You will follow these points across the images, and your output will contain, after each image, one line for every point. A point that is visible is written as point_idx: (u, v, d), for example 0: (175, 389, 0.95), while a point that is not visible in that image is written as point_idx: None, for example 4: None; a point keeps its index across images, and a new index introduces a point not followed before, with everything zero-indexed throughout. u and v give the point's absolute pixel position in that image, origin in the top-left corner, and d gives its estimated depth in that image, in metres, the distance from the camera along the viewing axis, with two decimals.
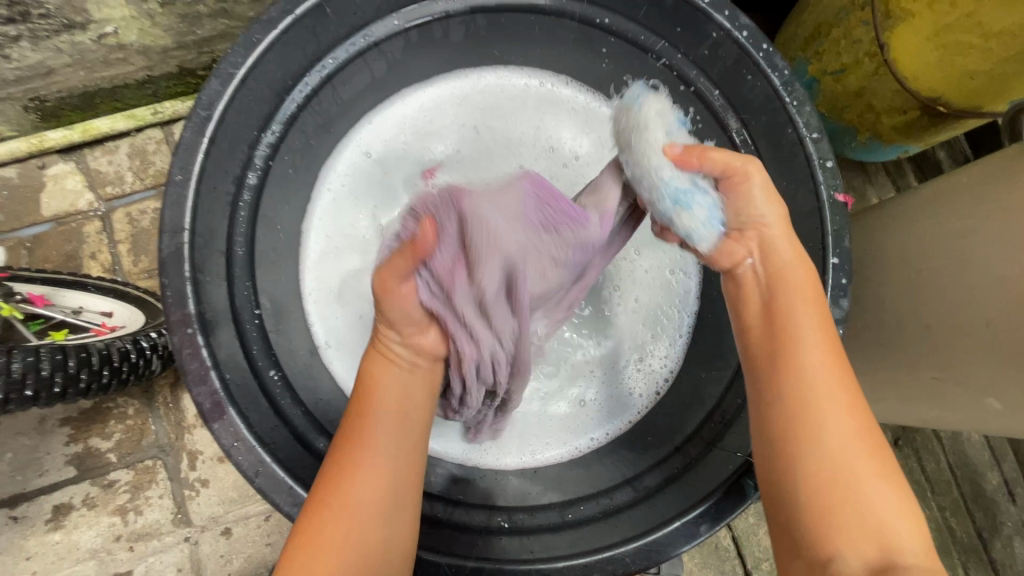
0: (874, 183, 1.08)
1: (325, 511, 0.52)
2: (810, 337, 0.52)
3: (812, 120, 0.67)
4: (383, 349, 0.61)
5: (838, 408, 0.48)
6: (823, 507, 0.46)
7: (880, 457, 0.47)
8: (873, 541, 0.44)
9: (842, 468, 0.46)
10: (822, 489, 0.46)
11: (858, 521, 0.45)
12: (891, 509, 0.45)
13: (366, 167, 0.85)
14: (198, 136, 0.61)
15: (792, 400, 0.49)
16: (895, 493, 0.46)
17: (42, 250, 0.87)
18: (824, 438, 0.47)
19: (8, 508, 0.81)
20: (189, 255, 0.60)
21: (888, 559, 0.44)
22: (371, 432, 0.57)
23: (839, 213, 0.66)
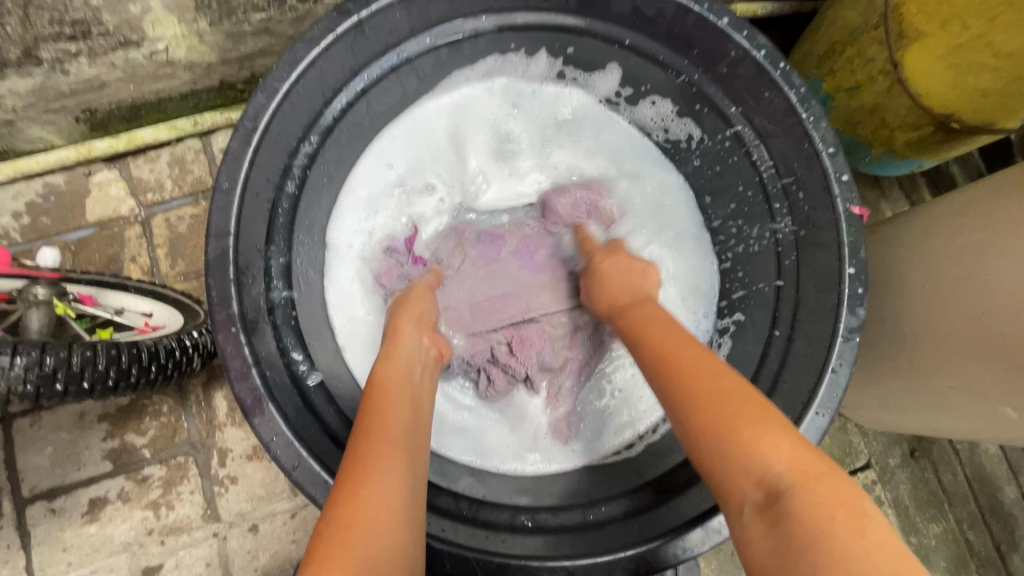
0: (888, 198, 1.10)
1: (355, 506, 0.47)
2: (662, 327, 0.60)
3: (829, 134, 0.69)
4: (393, 345, 0.67)
5: (719, 385, 0.50)
6: (712, 442, 0.47)
7: (756, 407, 0.48)
8: (749, 477, 0.44)
9: (694, 379, 0.52)
10: (701, 415, 0.49)
11: (740, 441, 0.46)
12: (772, 440, 0.45)
13: (388, 178, 0.88)
14: (244, 146, 0.64)
15: (679, 374, 0.53)
16: (767, 426, 0.46)
17: (85, 253, 0.91)
18: (677, 363, 0.54)
19: (47, 500, 0.84)
20: (233, 258, 0.64)
21: (775, 493, 0.42)
22: (391, 425, 0.56)
23: (855, 225, 0.68)
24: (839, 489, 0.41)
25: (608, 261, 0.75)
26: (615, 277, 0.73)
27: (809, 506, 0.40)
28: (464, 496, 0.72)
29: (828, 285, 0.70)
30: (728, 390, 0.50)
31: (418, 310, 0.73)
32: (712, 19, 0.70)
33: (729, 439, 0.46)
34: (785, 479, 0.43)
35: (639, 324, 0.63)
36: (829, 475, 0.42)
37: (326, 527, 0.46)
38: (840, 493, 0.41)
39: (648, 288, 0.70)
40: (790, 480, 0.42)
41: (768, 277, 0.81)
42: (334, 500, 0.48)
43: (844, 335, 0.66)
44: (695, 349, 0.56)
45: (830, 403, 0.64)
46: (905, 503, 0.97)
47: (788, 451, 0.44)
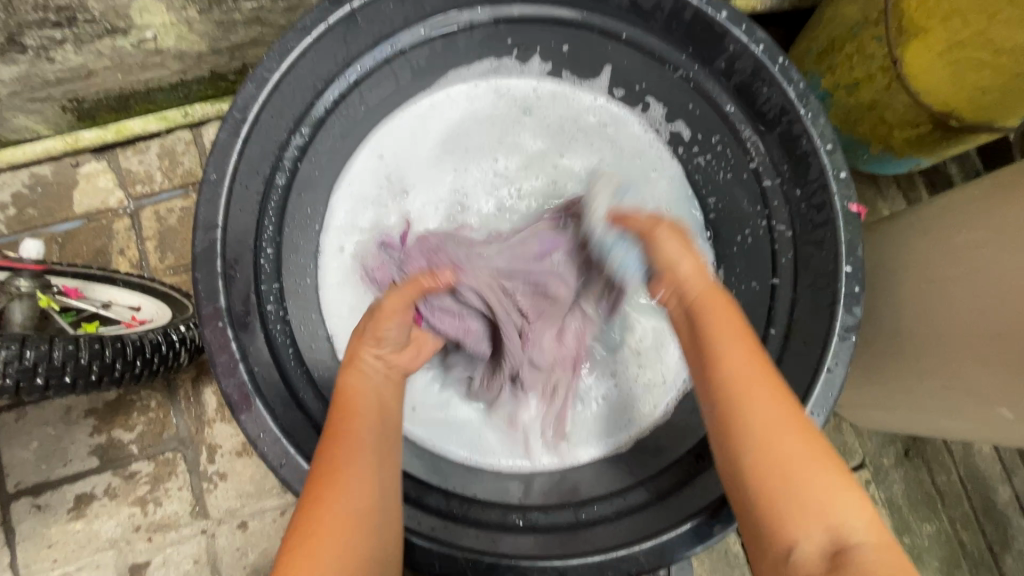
0: (886, 197, 1.10)
1: (321, 513, 0.47)
2: (731, 333, 0.54)
3: (827, 130, 0.68)
4: (370, 332, 0.62)
5: (780, 417, 0.48)
6: (773, 492, 0.46)
7: (832, 474, 0.46)
8: (819, 530, 0.44)
9: (775, 445, 0.47)
10: (770, 465, 0.47)
11: (824, 503, 0.44)
12: (846, 498, 0.44)
13: (385, 170, 0.87)
14: (233, 137, 0.63)
15: (738, 399, 0.50)
16: (841, 488, 0.45)
17: (73, 245, 0.90)
18: (751, 410, 0.49)
19: (32, 496, 0.83)
20: (221, 252, 0.62)
21: (839, 550, 0.43)
22: (359, 429, 0.55)
23: (853, 223, 0.67)
24: (897, 556, 0.42)
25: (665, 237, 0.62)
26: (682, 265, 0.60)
27: (880, 571, 0.41)
28: (455, 494, 0.71)
29: (825, 284, 0.69)
30: (807, 448, 0.47)
31: (412, 306, 0.66)
32: (709, 13, 0.69)
33: (789, 483, 0.45)
34: (857, 545, 0.43)
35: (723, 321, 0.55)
36: (891, 547, 0.43)
37: (290, 536, 0.46)
38: (900, 558, 0.42)
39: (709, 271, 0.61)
40: (863, 548, 0.42)
41: (764, 274, 0.80)
42: (300, 505, 0.48)
43: (840, 333, 0.65)
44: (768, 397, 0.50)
45: (825, 402, 0.64)
46: (899, 503, 0.97)
47: (859, 511, 0.44)
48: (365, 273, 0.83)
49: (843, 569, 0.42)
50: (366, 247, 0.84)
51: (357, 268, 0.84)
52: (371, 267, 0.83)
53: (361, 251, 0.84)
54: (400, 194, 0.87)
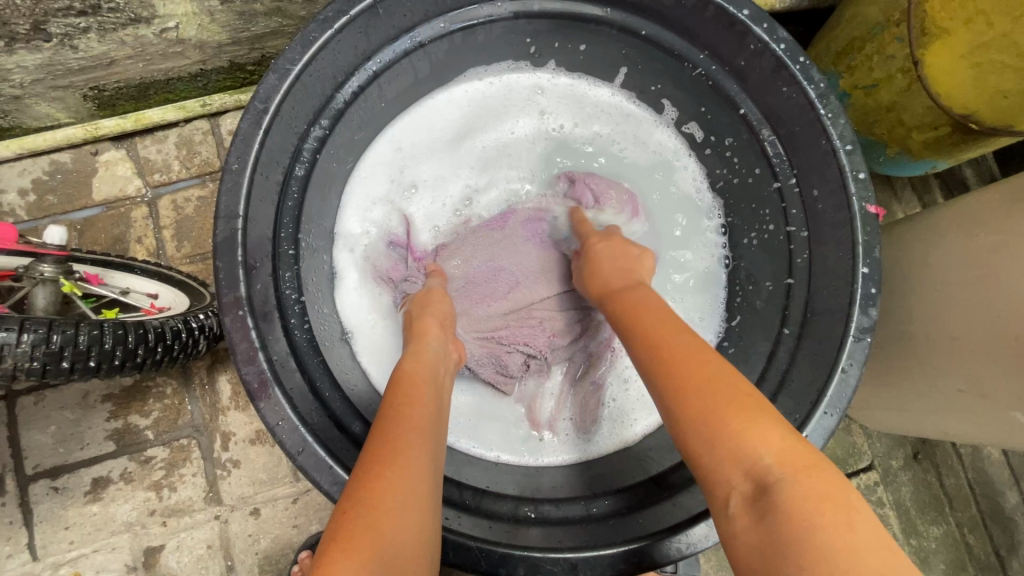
0: (900, 199, 1.09)
1: (381, 487, 0.48)
2: (671, 332, 0.54)
3: (847, 131, 0.68)
4: (419, 341, 0.68)
5: (713, 363, 0.50)
6: (696, 423, 0.47)
7: (747, 403, 0.47)
8: (739, 469, 0.44)
9: (704, 386, 0.49)
10: (686, 399, 0.48)
11: (740, 434, 0.45)
12: (763, 433, 0.45)
13: (398, 165, 0.88)
14: (254, 127, 0.64)
15: (656, 355, 0.53)
16: (762, 421, 0.45)
17: (91, 232, 0.91)
18: (679, 370, 0.51)
19: (50, 478, 0.84)
20: (242, 241, 0.63)
21: (762, 489, 0.42)
22: (417, 415, 0.57)
23: (871, 224, 0.67)
24: (827, 477, 0.42)
25: (601, 243, 0.74)
26: (610, 262, 0.70)
27: (804, 499, 0.40)
28: (467, 485, 0.72)
29: (841, 284, 0.69)
30: (729, 387, 0.48)
31: (440, 313, 0.73)
32: (731, 10, 0.69)
33: (712, 431, 0.46)
34: (780, 476, 0.42)
35: (639, 307, 0.60)
36: (818, 467, 0.42)
37: (350, 507, 0.47)
38: (826, 479, 0.41)
39: (643, 273, 0.69)
40: (790, 482, 0.42)
41: (779, 274, 0.80)
42: (357, 480, 0.49)
43: (855, 334, 0.65)
44: (678, 333, 0.54)
45: (839, 403, 0.64)
46: (907, 505, 0.97)
47: (779, 445, 0.44)
48: (374, 274, 0.85)
49: (765, 507, 0.42)
50: (377, 246, 0.86)
51: (368, 267, 0.85)
52: (380, 269, 0.85)
53: (373, 250, 0.85)
54: (412, 190, 0.88)
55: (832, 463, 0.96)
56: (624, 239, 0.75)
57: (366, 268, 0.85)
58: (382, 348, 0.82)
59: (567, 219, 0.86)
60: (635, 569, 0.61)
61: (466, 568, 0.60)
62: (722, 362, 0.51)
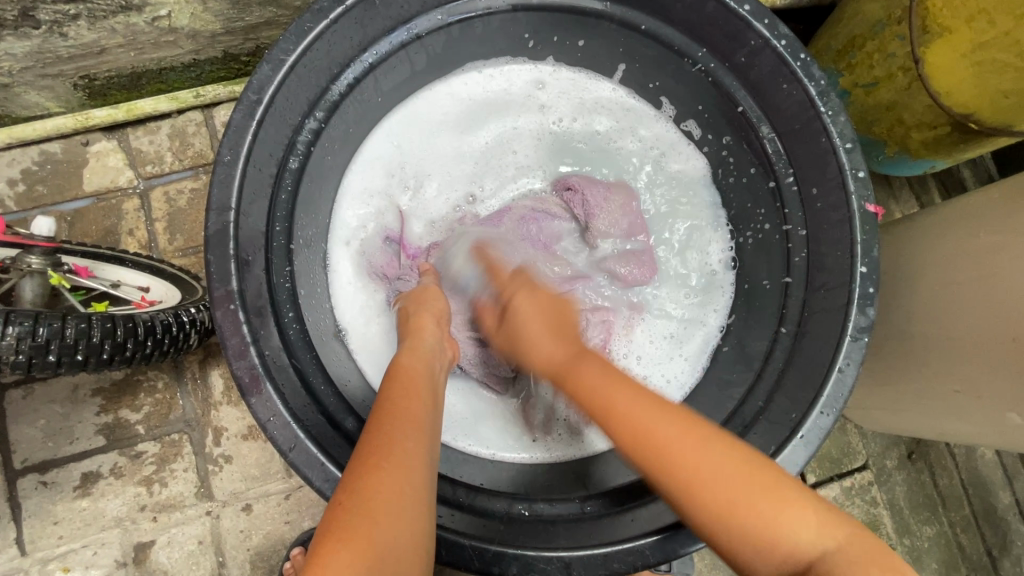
0: (898, 199, 1.09)
1: (378, 480, 0.48)
2: (634, 404, 0.53)
3: (847, 129, 0.67)
4: (416, 336, 0.68)
5: (711, 467, 0.49)
6: (724, 529, 0.48)
7: (771, 488, 0.48)
8: (789, 563, 0.46)
9: (700, 481, 0.49)
10: (699, 496, 0.48)
11: (772, 526, 0.46)
12: (797, 516, 0.46)
13: (395, 158, 0.87)
14: (247, 118, 0.63)
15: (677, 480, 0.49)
16: (789, 501, 0.47)
17: (82, 224, 0.90)
18: (660, 457, 0.50)
19: (39, 473, 0.83)
20: (234, 234, 0.62)
21: (808, 570, 0.45)
22: (413, 408, 0.57)
23: (869, 223, 0.67)
24: (865, 542, 0.45)
25: (520, 298, 0.68)
26: (537, 325, 0.65)
27: (853, 572, 0.43)
28: (461, 482, 0.71)
29: (839, 284, 0.68)
30: (733, 469, 0.49)
31: (437, 310, 0.73)
32: (732, 5, 0.68)
33: (736, 524, 0.47)
34: (824, 554, 0.45)
35: (596, 385, 0.56)
36: (853, 534, 0.46)
37: (347, 498, 0.47)
38: (870, 549, 0.45)
39: (573, 321, 0.66)
40: (838, 554, 0.44)
41: (777, 272, 0.79)
42: (354, 471, 0.49)
43: (853, 334, 0.65)
44: (618, 391, 0.54)
45: (835, 403, 0.64)
46: (900, 505, 0.97)
47: (813, 522, 0.46)
48: (370, 269, 0.84)
49: None
50: (373, 241, 0.85)
51: (364, 263, 0.84)
52: (376, 265, 0.84)
53: (368, 245, 0.84)
54: (408, 184, 0.87)
55: (827, 462, 0.96)
56: (532, 285, 0.70)
57: (362, 263, 0.84)
58: (377, 343, 0.81)
59: (472, 261, 0.79)
60: (629, 567, 0.61)
61: (459, 566, 0.59)
62: (716, 446, 0.50)
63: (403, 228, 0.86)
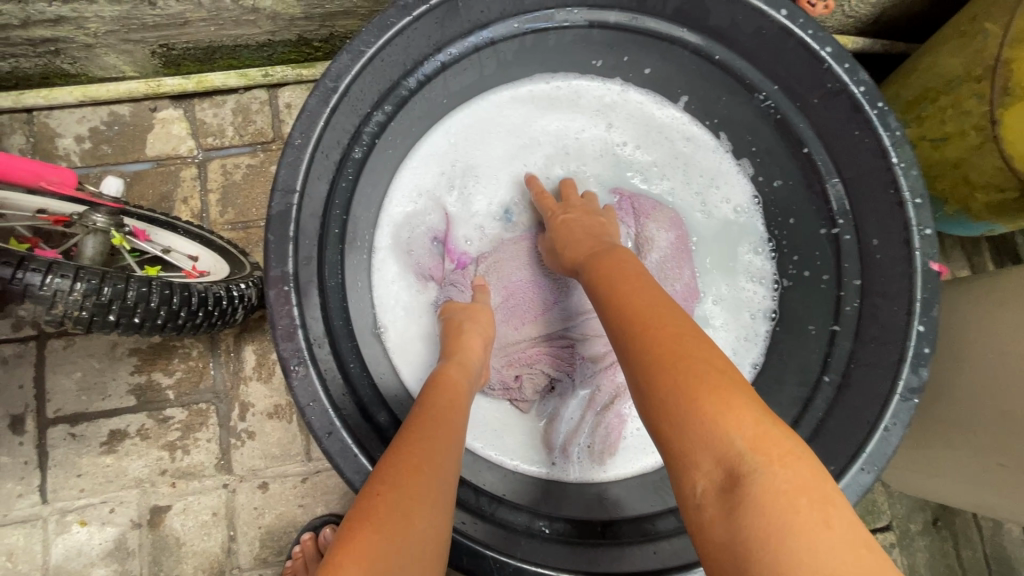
0: (949, 258, 1.07)
1: (418, 482, 0.49)
2: (643, 294, 0.52)
3: (918, 184, 0.66)
4: (463, 353, 0.69)
5: (682, 347, 0.46)
6: (668, 406, 0.43)
7: (726, 389, 0.42)
8: (709, 454, 0.40)
9: (684, 370, 0.44)
10: (658, 386, 0.44)
11: (713, 420, 0.41)
12: (736, 417, 0.41)
13: (451, 158, 0.87)
14: (322, 105, 0.64)
15: (639, 339, 0.48)
16: (739, 408, 0.41)
17: (140, 186, 0.92)
18: (651, 341, 0.48)
19: (69, 424, 0.85)
20: (295, 216, 0.63)
21: (734, 477, 0.39)
22: (454, 422, 0.59)
23: (932, 281, 0.65)
24: (795, 467, 0.38)
25: (574, 218, 0.73)
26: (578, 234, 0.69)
27: (781, 493, 0.37)
28: (484, 491, 0.71)
29: (892, 339, 0.67)
30: (703, 363, 0.44)
31: (483, 331, 0.74)
32: (814, 47, 0.67)
33: (683, 419, 0.42)
34: (748, 464, 0.39)
35: (615, 275, 0.57)
36: (792, 457, 0.39)
37: (386, 492, 0.48)
38: (804, 475, 0.38)
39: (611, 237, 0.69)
40: (758, 466, 0.38)
41: (824, 318, 0.78)
42: (395, 465, 0.51)
43: (903, 393, 0.63)
44: (658, 302, 0.51)
45: (877, 461, 0.62)
46: (920, 571, 0.94)
47: (754, 432, 0.40)
48: (414, 267, 0.85)
49: (737, 496, 0.38)
50: (421, 238, 0.86)
51: (409, 259, 0.85)
52: (421, 264, 0.85)
53: (416, 242, 0.85)
54: (462, 185, 0.87)
55: None
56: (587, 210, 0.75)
57: (408, 259, 0.85)
58: (413, 340, 0.82)
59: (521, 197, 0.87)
60: None
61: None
62: (695, 339, 0.47)
63: (451, 230, 0.87)
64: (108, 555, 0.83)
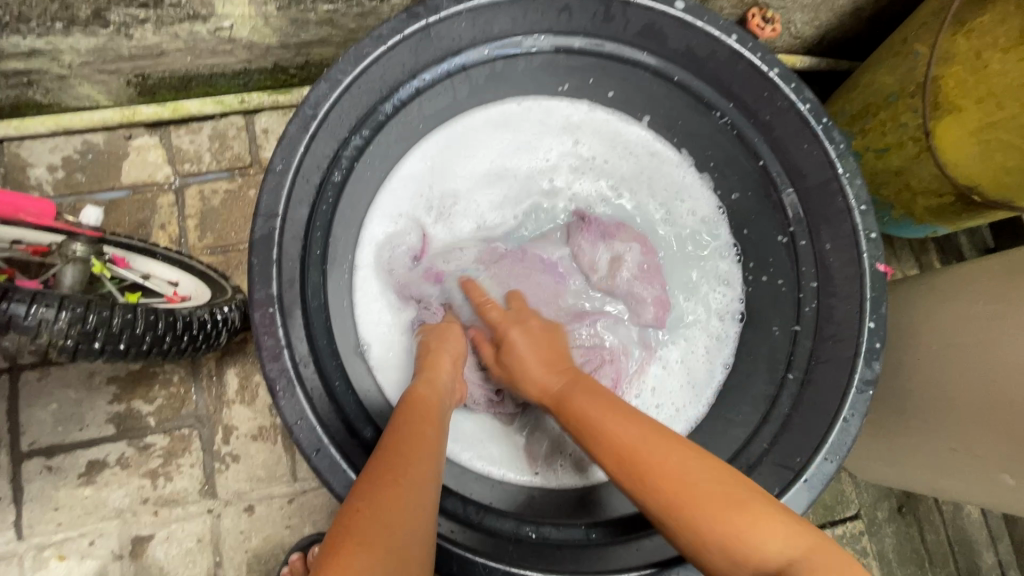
0: (899, 259, 1.14)
1: (394, 496, 0.52)
2: (613, 422, 0.60)
3: (862, 192, 0.72)
4: (432, 371, 0.71)
5: (688, 469, 0.54)
6: (697, 526, 0.51)
7: (737, 496, 0.51)
8: (751, 570, 0.48)
9: (690, 498, 0.52)
10: (693, 512, 0.51)
11: (740, 540, 0.49)
12: (768, 526, 0.49)
13: (427, 179, 0.90)
14: (301, 132, 0.66)
15: (644, 489, 0.54)
16: (764, 514, 0.50)
17: (115, 214, 0.92)
18: (647, 470, 0.55)
19: (45, 457, 0.83)
20: (278, 240, 0.65)
21: (781, 574, 0.47)
22: (427, 434, 0.61)
23: (879, 281, 0.71)
24: (830, 559, 0.46)
25: (519, 334, 0.74)
26: (536, 359, 0.72)
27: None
28: (471, 500, 0.73)
29: (846, 336, 0.72)
30: (710, 484, 0.52)
31: (457, 350, 0.76)
32: (763, 68, 0.73)
33: (720, 543, 0.49)
34: (791, 564, 0.47)
35: (584, 414, 0.63)
36: (820, 546, 0.48)
37: (365, 506, 0.50)
38: (832, 561, 0.46)
39: (560, 345, 0.75)
40: (800, 563, 0.47)
41: (786, 319, 0.83)
42: (375, 483, 0.53)
43: (858, 386, 0.68)
44: (622, 418, 0.60)
45: (839, 450, 0.67)
46: (889, 556, 0.99)
47: (783, 533, 0.49)
48: (394, 286, 0.86)
49: None
50: (401, 258, 0.88)
51: (389, 278, 0.86)
52: (401, 284, 0.87)
53: (397, 262, 0.87)
54: (439, 205, 0.90)
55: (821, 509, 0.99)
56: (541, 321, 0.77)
57: (389, 279, 0.86)
58: (397, 359, 0.84)
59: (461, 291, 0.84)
60: None
61: None
62: (697, 462, 0.55)
63: (428, 248, 0.89)
64: None
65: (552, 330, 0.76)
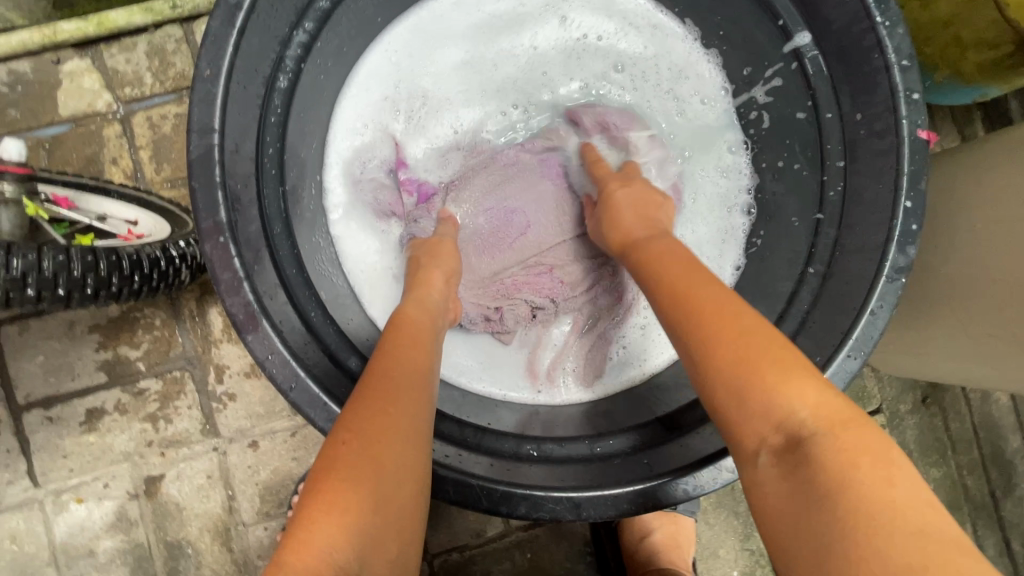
0: (939, 132, 1.01)
1: (382, 424, 0.47)
2: (708, 285, 0.49)
3: (905, 44, 0.59)
4: (422, 289, 0.65)
5: (745, 332, 0.44)
6: (725, 377, 0.43)
7: (780, 358, 0.42)
8: (767, 420, 0.41)
9: (732, 334, 0.44)
10: (720, 368, 0.44)
11: (774, 388, 0.41)
12: (799, 386, 0.41)
13: (394, 81, 0.79)
14: (226, 27, 0.56)
15: (703, 342, 0.45)
16: (799, 372, 0.41)
17: (60, 151, 0.84)
18: (701, 310, 0.47)
19: (44, 408, 0.83)
20: (219, 159, 0.57)
21: (796, 442, 0.39)
22: (416, 357, 0.56)
23: (920, 152, 0.60)
24: (866, 433, 0.38)
25: (621, 191, 0.66)
26: (630, 212, 0.63)
27: (839, 457, 0.37)
28: (469, 424, 0.70)
29: (877, 221, 0.63)
30: (757, 338, 0.44)
31: (447, 267, 0.69)
32: None
33: (739, 390, 0.42)
34: (816, 433, 0.38)
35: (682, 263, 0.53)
36: (857, 421, 0.38)
37: (350, 438, 0.46)
38: (873, 441, 0.37)
39: (663, 216, 0.63)
40: (822, 433, 0.38)
41: (808, 208, 0.73)
42: (359, 413, 0.48)
43: (889, 275, 0.60)
44: (711, 283, 0.49)
45: (864, 346, 0.60)
46: (910, 448, 0.96)
47: (818, 398, 0.40)
48: (369, 206, 0.79)
49: (798, 462, 0.38)
50: (374, 174, 0.79)
51: (363, 197, 0.79)
52: (377, 203, 0.79)
53: (370, 178, 0.79)
54: (411, 111, 0.80)
55: None
56: (604, 193, 0.68)
57: (363, 198, 0.79)
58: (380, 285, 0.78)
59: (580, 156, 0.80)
60: (639, 508, 0.60)
61: (467, 505, 0.59)
62: (758, 318, 0.46)
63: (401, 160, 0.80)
64: (111, 527, 0.83)
65: (651, 193, 0.66)
